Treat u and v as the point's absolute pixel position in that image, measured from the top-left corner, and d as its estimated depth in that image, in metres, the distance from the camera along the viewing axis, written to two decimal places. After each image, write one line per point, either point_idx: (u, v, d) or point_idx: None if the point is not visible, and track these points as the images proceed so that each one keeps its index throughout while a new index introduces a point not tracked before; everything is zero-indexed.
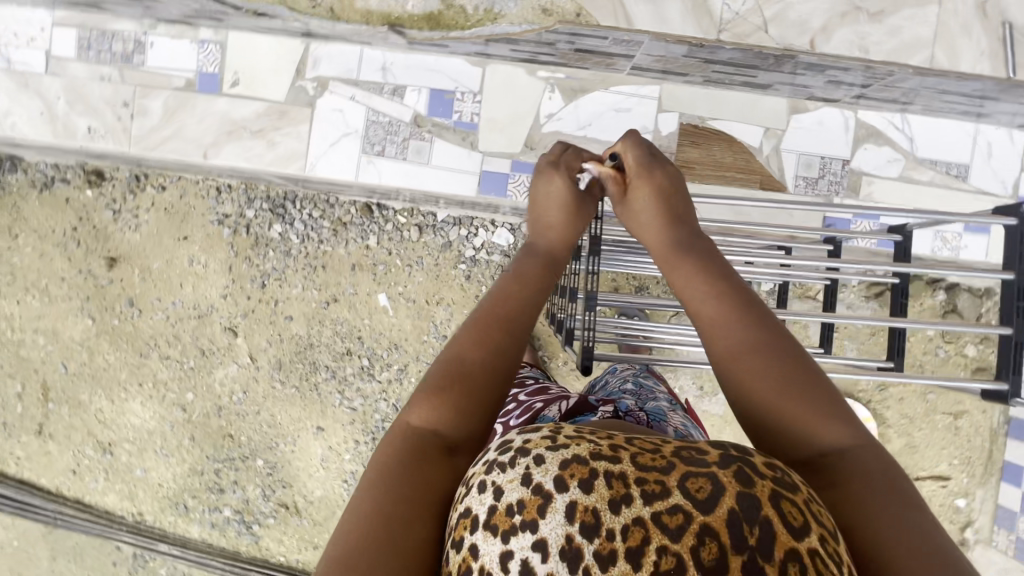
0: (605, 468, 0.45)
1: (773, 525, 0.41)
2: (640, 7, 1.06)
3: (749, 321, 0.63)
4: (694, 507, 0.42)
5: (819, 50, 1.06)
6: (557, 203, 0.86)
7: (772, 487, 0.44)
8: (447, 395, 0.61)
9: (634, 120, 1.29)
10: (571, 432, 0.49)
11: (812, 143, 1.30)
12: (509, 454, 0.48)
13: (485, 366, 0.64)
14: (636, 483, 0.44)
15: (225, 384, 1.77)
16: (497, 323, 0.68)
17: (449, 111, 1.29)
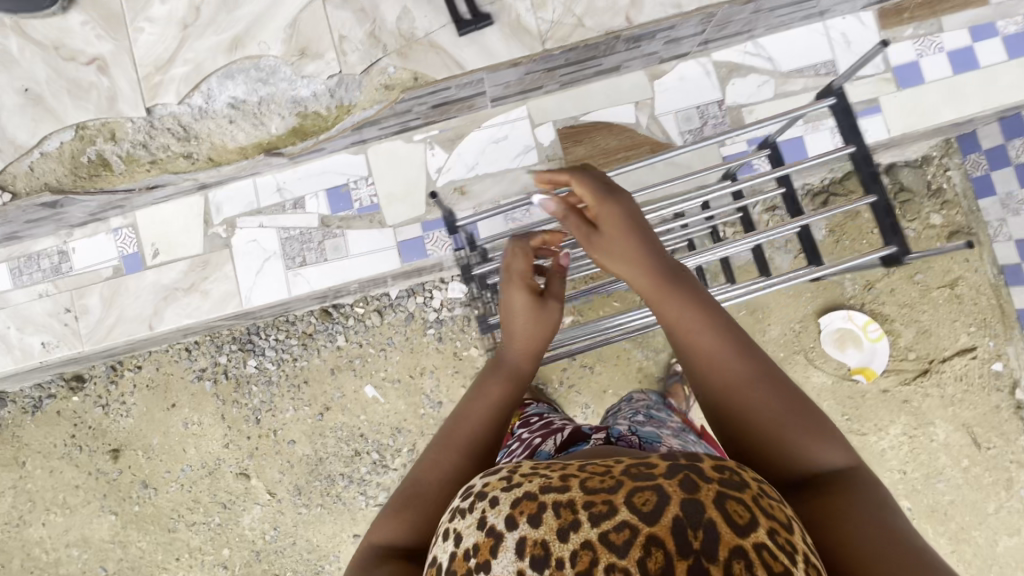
0: (553, 500, 0.44)
1: (716, 527, 0.40)
2: (467, 51, 1.13)
3: (745, 354, 0.67)
4: (638, 520, 0.41)
5: (637, 22, 1.13)
6: (515, 311, 0.92)
7: (718, 490, 0.43)
8: (407, 512, 0.70)
9: (514, 143, 1.35)
10: (528, 470, 0.50)
11: (683, 99, 1.35)
12: (469, 499, 0.50)
13: (441, 484, 0.73)
14: (582, 507, 0.43)
15: (254, 527, 1.79)
16: (463, 445, 0.79)
17: (349, 202, 1.36)
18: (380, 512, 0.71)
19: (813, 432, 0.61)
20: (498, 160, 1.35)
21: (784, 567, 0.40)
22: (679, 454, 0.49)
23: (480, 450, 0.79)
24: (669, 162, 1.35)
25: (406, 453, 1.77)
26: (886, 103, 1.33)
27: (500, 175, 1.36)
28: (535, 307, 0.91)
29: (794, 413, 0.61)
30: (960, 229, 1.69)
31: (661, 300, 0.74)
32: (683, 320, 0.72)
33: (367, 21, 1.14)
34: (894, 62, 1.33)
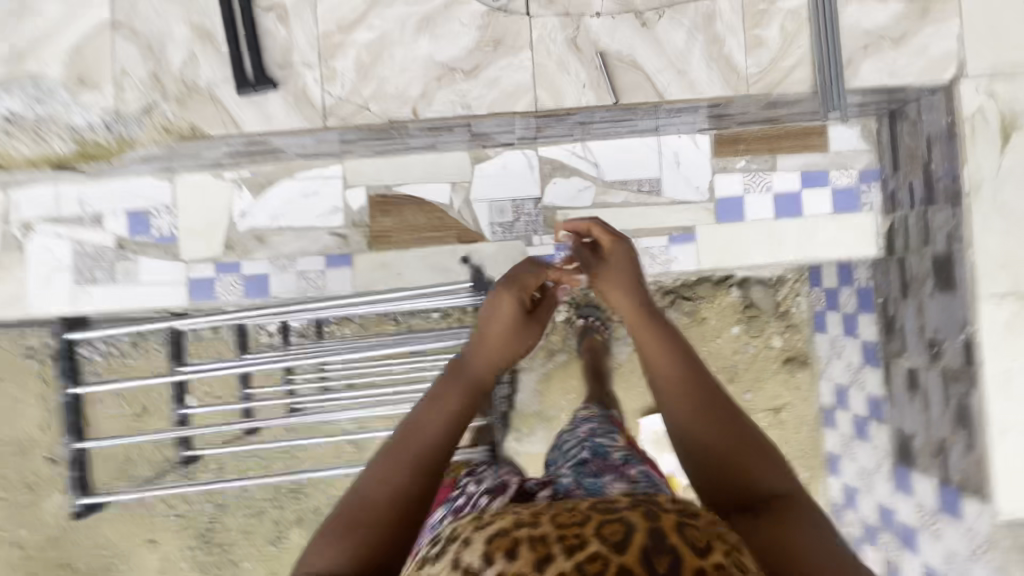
0: (526, 534, 0.43)
1: (682, 554, 0.41)
2: (247, 111, 1.09)
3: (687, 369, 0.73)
4: (612, 551, 0.41)
5: (424, 116, 1.09)
6: (504, 322, 0.85)
7: (677, 519, 0.45)
8: (342, 541, 0.62)
9: (322, 202, 1.32)
10: (497, 514, 0.49)
11: (500, 189, 1.31)
12: (440, 546, 0.48)
13: (389, 507, 0.64)
14: (555, 541, 0.42)
15: (57, 513, 1.80)
16: (416, 458, 0.68)
17: (148, 228, 1.33)
18: (313, 537, 0.63)
19: (751, 450, 0.67)
20: (303, 215, 1.32)
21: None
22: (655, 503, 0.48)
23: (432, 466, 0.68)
24: (474, 251, 1.32)
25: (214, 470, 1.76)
26: (701, 233, 1.30)
27: (302, 231, 1.32)
28: (522, 325, 0.86)
29: (729, 432, 0.68)
30: (797, 356, 1.48)
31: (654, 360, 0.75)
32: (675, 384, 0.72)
33: (152, 61, 1.09)
34: (718, 194, 1.30)
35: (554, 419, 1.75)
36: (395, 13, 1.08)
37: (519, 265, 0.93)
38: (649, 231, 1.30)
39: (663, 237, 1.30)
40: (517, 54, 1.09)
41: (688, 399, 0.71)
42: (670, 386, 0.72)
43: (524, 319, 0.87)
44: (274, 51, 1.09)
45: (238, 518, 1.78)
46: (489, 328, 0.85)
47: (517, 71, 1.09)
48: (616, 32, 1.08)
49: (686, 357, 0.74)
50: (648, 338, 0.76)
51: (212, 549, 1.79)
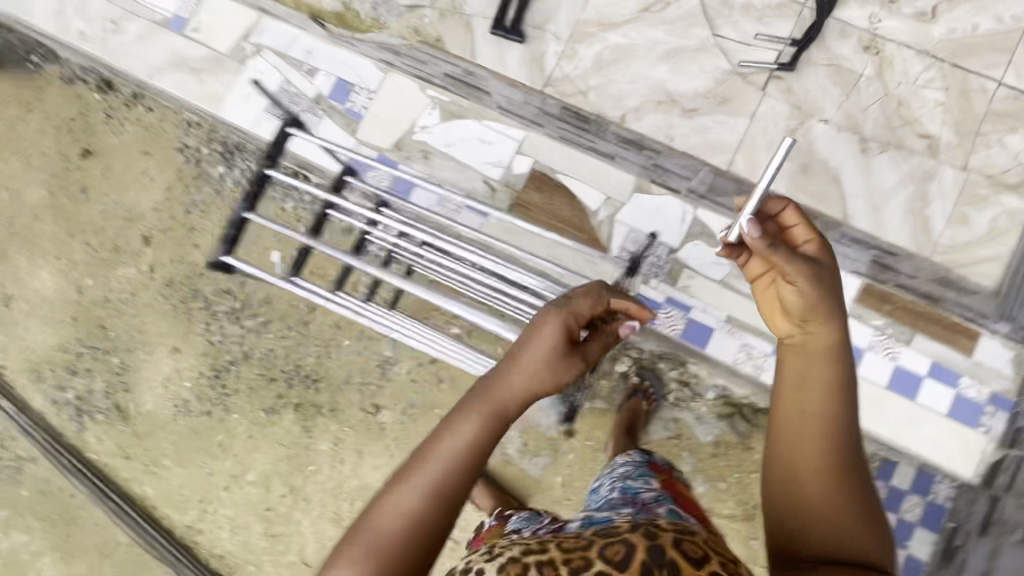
0: (541, 559, 0.77)
1: (676, 562, 0.73)
2: (488, 48, 1.21)
3: (839, 450, 0.79)
4: (612, 567, 0.74)
5: (628, 126, 1.16)
6: (543, 340, 0.88)
7: (676, 539, 0.77)
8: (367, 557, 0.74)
9: (492, 153, 1.41)
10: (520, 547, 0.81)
11: (645, 224, 1.35)
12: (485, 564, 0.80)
13: (412, 515, 0.76)
14: (568, 560, 0.76)
15: (119, 281, 1.95)
16: (435, 479, 0.78)
17: (345, 99, 1.48)
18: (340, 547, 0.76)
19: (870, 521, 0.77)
20: (470, 155, 1.42)
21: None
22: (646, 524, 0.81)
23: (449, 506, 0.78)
24: (592, 263, 1.36)
25: (260, 321, 1.88)
26: None
27: (463, 166, 1.42)
28: (562, 348, 0.88)
29: (860, 509, 0.77)
30: None
31: (794, 381, 0.82)
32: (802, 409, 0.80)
33: None
34: None
35: (562, 454, 1.72)
36: (651, 35, 1.17)
37: (585, 286, 0.95)
38: (760, 332, 1.29)
39: (769, 344, 1.29)
40: (736, 117, 1.14)
41: (830, 478, 0.78)
42: (823, 469, 0.78)
43: (567, 351, 0.89)
44: (536, 14, 1.20)
45: (252, 372, 1.86)
46: (527, 348, 0.88)
47: (728, 130, 1.14)
48: (833, 145, 1.12)
49: (840, 421, 0.80)
50: (823, 404, 0.78)
51: (217, 386, 1.86)
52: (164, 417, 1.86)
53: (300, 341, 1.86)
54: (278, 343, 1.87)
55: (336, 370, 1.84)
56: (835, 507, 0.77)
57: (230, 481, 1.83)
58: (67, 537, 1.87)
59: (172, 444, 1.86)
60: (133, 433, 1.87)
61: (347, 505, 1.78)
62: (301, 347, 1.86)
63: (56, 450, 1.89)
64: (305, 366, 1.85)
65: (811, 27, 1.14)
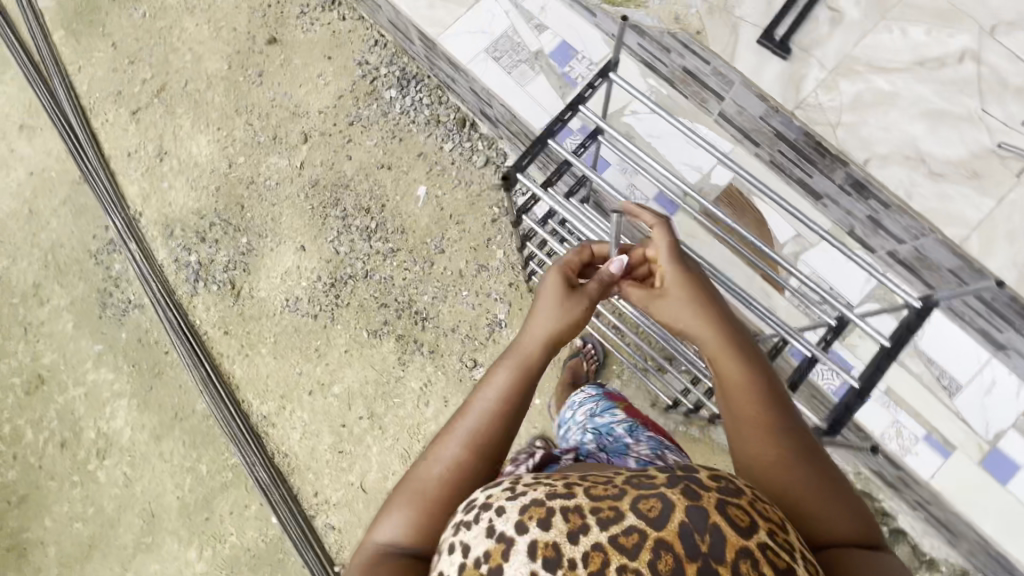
0: (561, 506, 0.54)
1: (722, 529, 0.51)
2: (749, 55, 1.21)
3: (778, 428, 0.71)
4: (648, 526, 0.52)
5: (870, 171, 1.13)
6: (557, 298, 0.83)
7: (720, 497, 0.53)
8: (421, 531, 0.69)
9: (695, 156, 1.40)
10: (530, 479, 0.59)
11: (829, 270, 1.33)
12: (474, 510, 0.59)
13: (446, 480, 0.71)
14: (590, 513, 0.53)
15: (268, 169, 2.00)
16: (470, 441, 0.73)
17: (565, 62, 1.49)
18: (382, 520, 0.72)
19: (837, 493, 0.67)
20: (673, 151, 1.42)
21: (787, 563, 0.51)
22: (676, 466, 0.58)
23: (489, 461, 0.74)
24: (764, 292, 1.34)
25: (388, 248, 1.91)
26: (956, 458, 1.25)
27: (661, 161, 1.42)
28: (573, 300, 0.84)
29: (822, 486, 0.67)
30: None
31: (722, 358, 0.76)
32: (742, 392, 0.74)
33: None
34: (997, 444, 1.24)
35: None
36: (917, 90, 1.16)
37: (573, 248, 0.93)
38: (916, 414, 1.26)
39: (922, 428, 1.26)
40: (982, 196, 1.12)
41: (784, 463, 0.68)
42: (768, 457, 0.69)
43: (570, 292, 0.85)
44: (806, 38, 1.21)
45: (366, 292, 1.89)
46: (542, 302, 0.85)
47: (970, 207, 1.11)
48: None
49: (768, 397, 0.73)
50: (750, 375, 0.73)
51: (330, 294, 1.90)
52: (273, 307, 1.91)
53: (419, 277, 1.88)
54: (399, 272, 1.89)
55: (446, 316, 1.85)
56: (799, 485, 0.67)
57: (315, 387, 1.86)
58: (149, 388, 1.93)
59: (272, 335, 1.90)
60: (239, 313, 1.92)
61: (419, 446, 1.80)
62: (420, 285, 1.88)
63: (165, 306, 1.95)
64: (418, 302, 1.87)
65: None
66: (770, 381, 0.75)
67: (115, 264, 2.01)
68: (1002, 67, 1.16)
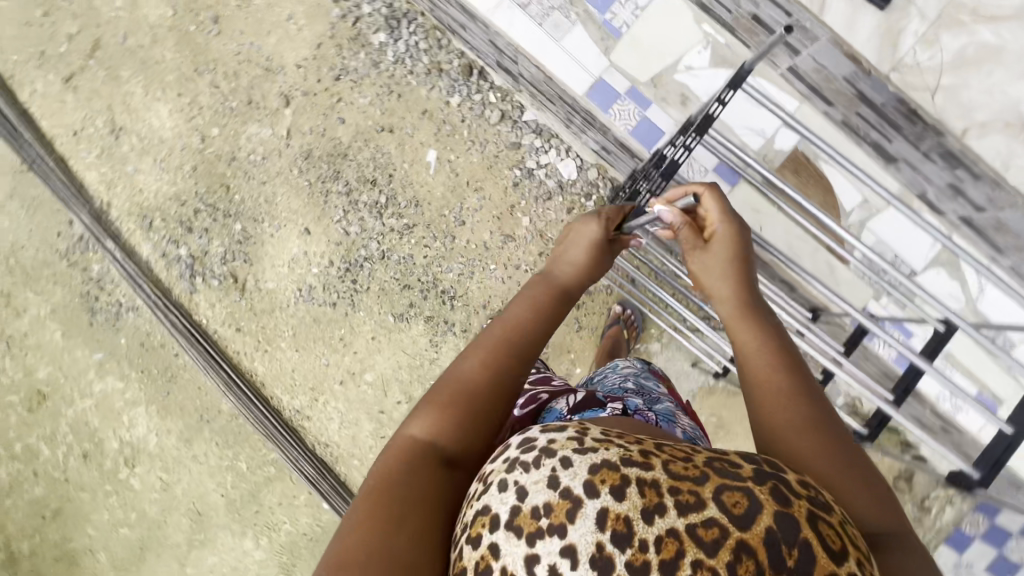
0: (638, 476, 0.47)
1: (812, 547, 0.44)
2: (840, 9, 1.10)
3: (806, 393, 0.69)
4: (730, 522, 0.45)
5: (966, 141, 1.06)
6: (588, 240, 0.93)
7: (810, 509, 0.47)
8: (449, 412, 0.64)
9: (757, 117, 1.27)
10: (599, 434, 0.52)
11: (894, 237, 1.27)
12: (533, 454, 0.51)
13: (483, 381, 0.68)
14: (670, 493, 0.47)
15: (251, 141, 1.75)
16: (503, 340, 0.73)
17: (605, 8, 1.25)
18: (415, 410, 0.66)
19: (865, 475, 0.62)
20: (733, 113, 1.27)
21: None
22: (760, 461, 0.52)
23: (524, 352, 0.73)
24: (828, 264, 1.29)
25: (403, 223, 1.74)
26: None
27: (720, 126, 1.28)
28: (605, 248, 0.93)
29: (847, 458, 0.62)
30: None
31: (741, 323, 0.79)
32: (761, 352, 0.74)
33: None
34: None
35: None
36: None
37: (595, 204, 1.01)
38: (970, 374, 1.29)
39: (974, 386, 1.29)
40: None
41: (801, 424, 0.65)
42: (786, 416, 0.66)
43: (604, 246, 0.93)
44: None
45: (386, 274, 1.75)
46: (574, 247, 0.93)
47: None
48: None
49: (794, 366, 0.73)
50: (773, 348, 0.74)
51: (346, 279, 1.76)
52: (286, 298, 1.77)
53: (442, 253, 1.75)
54: (419, 249, 1.75)
55: (475, 293, 1.74)
56: (816, 451, 0.63)
57: (346, 376, 1.79)
58: (165, 394, 1.82)
59: (290, 328, 1.78)
60: (248, 308, 1.78)
61: None
62: (443, 262, 1.75)
63: (162, 307, 1.78)
64: (444, 281, 1.75)
65: None
66: (796, 356, 0.74)
67: (92, 263, 1.79)
68: None
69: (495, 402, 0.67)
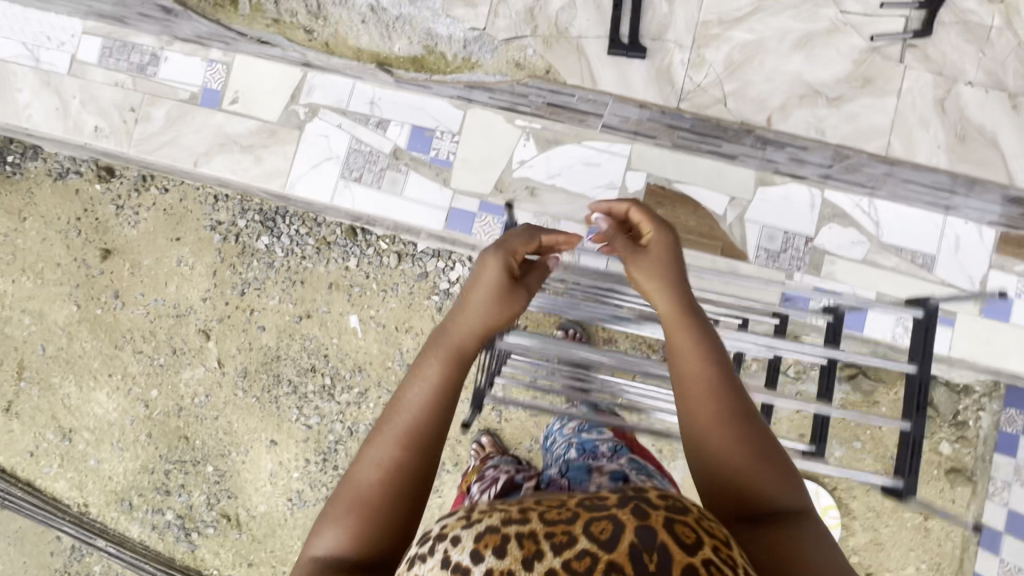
0: (516, 531, 0.44)
1: (670, 550, 0.41)
2: (608, 70, 1.10)
3: (731, 382, 0.67)
4: (599, 548, 0.41)
5: (776, 127, 1.09)
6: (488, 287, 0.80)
7: (667, 515, 0.44)
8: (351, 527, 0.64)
9: (602, 175, 1.32)
10: (485, 508, 0.48)
11: (775, 217, 1.31)
12: (428, 543, 0.46)
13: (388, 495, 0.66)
14: (544, 537, 0.43)
15: (189, 385, 1.79)
16: (415, 434, 0.69)
17: (427, 147, 1.35)
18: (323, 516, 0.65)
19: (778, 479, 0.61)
20: (580, 181, 1.32)
21: None
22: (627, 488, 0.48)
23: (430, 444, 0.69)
24: (732, 267, 1.31)
25: (356, 393, 1.77)
26: (962, 323, 1.28)
27: (575, 197, 1.33)
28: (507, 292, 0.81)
29: (757, 452, 0.62)
30: (960, 469, 1.64)
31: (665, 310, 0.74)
32: (681, 332, 0.71)
33: None
34: (988, 289, 1.28)
35: None
36: (777, 25, 1.09)
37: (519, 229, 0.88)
38: (912, 304, 1.29)
39: None
40: (884, 98, 1.08)
41: (722, 405, 0.65)
42: (704, 389, 0.66)
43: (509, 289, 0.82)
44: (650, 25, 1.10)
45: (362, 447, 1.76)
46: (477, 288, 0.81)
47: (878, 113, 1.08)
48: (985, 107, 1.09)
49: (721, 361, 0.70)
50: (695, 332, 0.70)
51: (328, 469, 1.76)
52: (281, 515, 1.75)
53: None
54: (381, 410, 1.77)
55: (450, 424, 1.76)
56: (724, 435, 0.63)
57: None
58: None
59: (297, 539, 1.76)
60: (250, 539, 1.76)
61: None
62: None
63: None
64: None
65: None
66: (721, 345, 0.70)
67: (92, 564, 1.79)
68: None
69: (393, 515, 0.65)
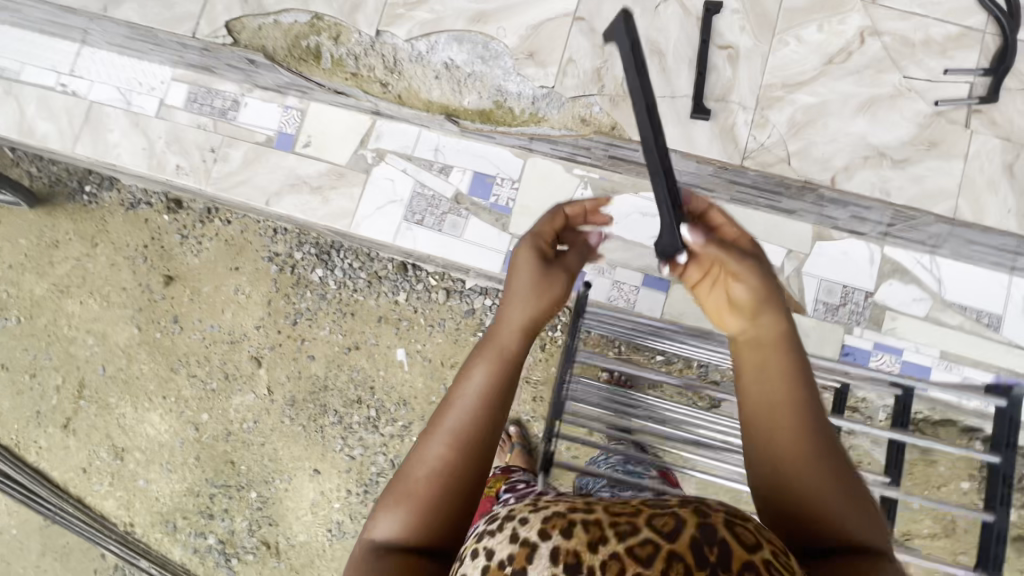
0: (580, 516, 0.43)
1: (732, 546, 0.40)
2: (673, 128, 1.19)
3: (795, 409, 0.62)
4: (662, 538, 0.40)
5: (841, 186, 1.16)
6: (523, 271, 0.75)
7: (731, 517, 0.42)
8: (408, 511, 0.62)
9: (657, 224, 1.34)
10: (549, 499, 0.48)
11: (835, 271, 1.30)
12: (497, 522, 0.47)
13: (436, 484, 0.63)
14: (610, 526, 0.41)
15: (239, 411, 1.84)
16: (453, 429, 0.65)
17: (487, 193, 1.40)
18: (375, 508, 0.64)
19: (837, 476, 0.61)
20: (636, 230, 1.35)
21: None
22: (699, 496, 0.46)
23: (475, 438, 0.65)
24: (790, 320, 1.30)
25: (399, 426, 1.79)
26: None
27: (631, 245, 1.35)
28: (547, 274, 0.75)
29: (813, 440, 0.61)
30: None
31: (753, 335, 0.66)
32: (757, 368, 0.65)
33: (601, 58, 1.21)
34: None
35: None
36: (841, 89, 1.17)
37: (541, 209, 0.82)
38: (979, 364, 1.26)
39: (989, 373, 1.26)
40: (949, 161, 1.16)
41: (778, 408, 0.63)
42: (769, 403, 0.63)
43: (548, 272, 0.75)
44: (716, 87, 1.19)
45: None
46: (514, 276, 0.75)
47: (945, 176, 1.15)
48: None
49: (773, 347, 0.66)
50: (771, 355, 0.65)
51: (369, 502, 1.77)
52: (320, 545, 1.77)
53: None
54: None
55: None
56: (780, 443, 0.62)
57: None
58: None
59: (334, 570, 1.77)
60: (289, 568, 1.78)
61: None
62: None
63: None
64: None
65: (1000, 54, 1.15)
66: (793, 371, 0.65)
67: None
68: (900, 27, 1.17)
69: (454, 498, 0.62)
